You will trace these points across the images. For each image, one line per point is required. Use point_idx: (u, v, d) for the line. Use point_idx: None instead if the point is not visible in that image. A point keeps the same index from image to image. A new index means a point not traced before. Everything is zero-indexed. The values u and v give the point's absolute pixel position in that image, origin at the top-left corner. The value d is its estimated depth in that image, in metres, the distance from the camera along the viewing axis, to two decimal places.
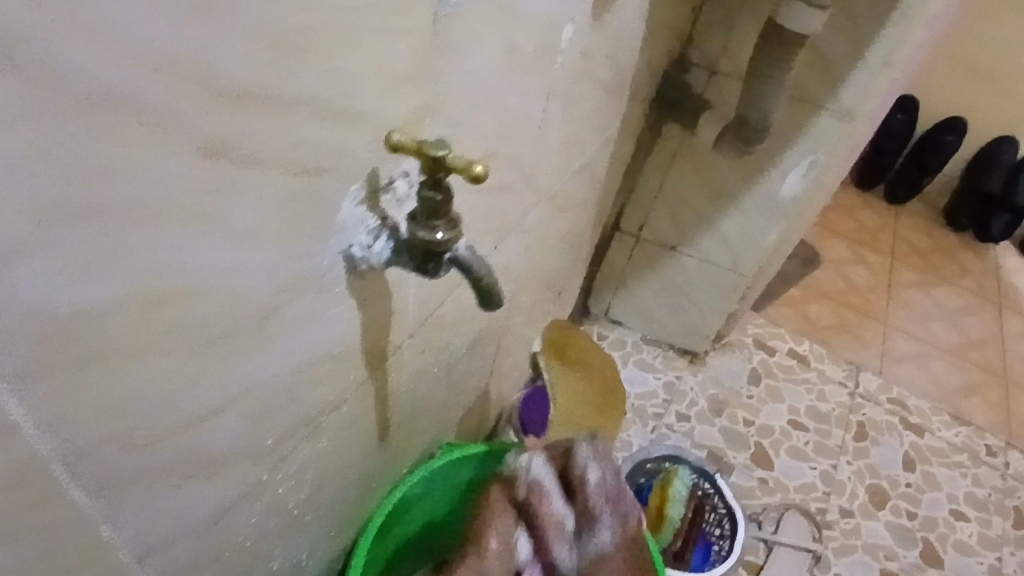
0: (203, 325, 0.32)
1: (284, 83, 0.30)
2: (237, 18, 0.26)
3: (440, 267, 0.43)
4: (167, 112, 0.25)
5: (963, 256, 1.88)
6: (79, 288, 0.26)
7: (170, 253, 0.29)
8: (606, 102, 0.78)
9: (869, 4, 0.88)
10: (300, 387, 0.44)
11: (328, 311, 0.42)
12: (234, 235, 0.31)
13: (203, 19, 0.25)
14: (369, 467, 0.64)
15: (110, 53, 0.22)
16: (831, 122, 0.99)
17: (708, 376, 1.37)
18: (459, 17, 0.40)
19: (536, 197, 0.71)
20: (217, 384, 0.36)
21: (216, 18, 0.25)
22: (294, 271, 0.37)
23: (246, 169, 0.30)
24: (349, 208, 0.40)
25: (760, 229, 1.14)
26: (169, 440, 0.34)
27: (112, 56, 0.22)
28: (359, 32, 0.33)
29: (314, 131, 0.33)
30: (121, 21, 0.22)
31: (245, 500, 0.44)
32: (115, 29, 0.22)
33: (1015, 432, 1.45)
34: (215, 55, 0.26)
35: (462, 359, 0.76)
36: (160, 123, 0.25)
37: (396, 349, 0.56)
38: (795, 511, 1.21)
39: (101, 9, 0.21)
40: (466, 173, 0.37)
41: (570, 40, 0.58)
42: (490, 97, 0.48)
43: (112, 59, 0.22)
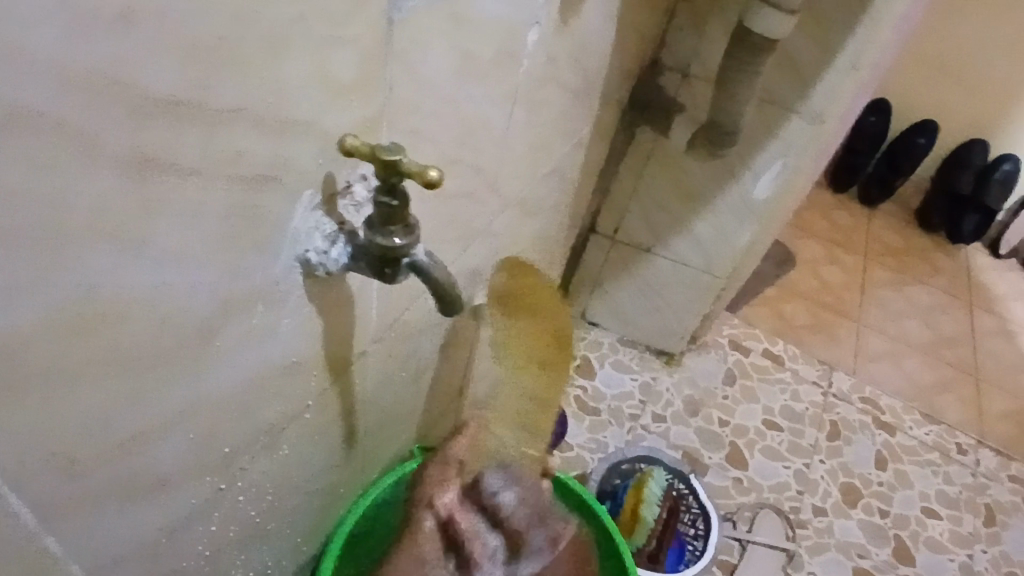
0: (142, 340, 0.32)
1: (219, 95, 0.30)
2: (164, 33, 0.26)
3: (401, 273, 0.39)
4: (90, 127, 0.25)
5: (936, 256, 1.91)
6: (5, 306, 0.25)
7: (101, 269, 0.28)
8: (573, 107, 0.78)
9: (836, 7, 0.88)
10: (254, 398, 0.43)
11: (284, 321, 0.42)
12: (173, 251, 0.31)
13: (124, 35, 0.24)
14: (335, 474, 0.65)
15: (20, 73, 0.22)
16: (800, 125, 1.00)
17: (684, 377, 1.38)
18: (412, 23, 0.40)
19: (502, 203, 0.71)
20: (160, 396, 0.35)
21: (138, 34, 0.25)
22: (241, 285, 0.37)
23: (182, 182, 0.30)
24: (303, 214, 0.39)
25: (733, 231, 1.15)
26: (110, 454, 0.34)
27: (27, 74, 0.22)
28: (301, 43, 0.32)
29: (254, 142, 0.33)
30: (30, 40, 0.22)
31: (201, 512, 0.44)
32: (24, 48, 0.22)
33: (986, 430, 1.47)
34: (140, 69, 0.26)
35: (430, 364, 0.76)
36: (84, 138, 0.25)
37: (360, 357, 0.56)
38: (768, 511, 1.22)
39: (13, 29, 0.21)
40: (419, 177, 0.33)
41: (535, 44, 0.58)
42: (446, 104, 0.48)
43: (23, 78, 0.22)
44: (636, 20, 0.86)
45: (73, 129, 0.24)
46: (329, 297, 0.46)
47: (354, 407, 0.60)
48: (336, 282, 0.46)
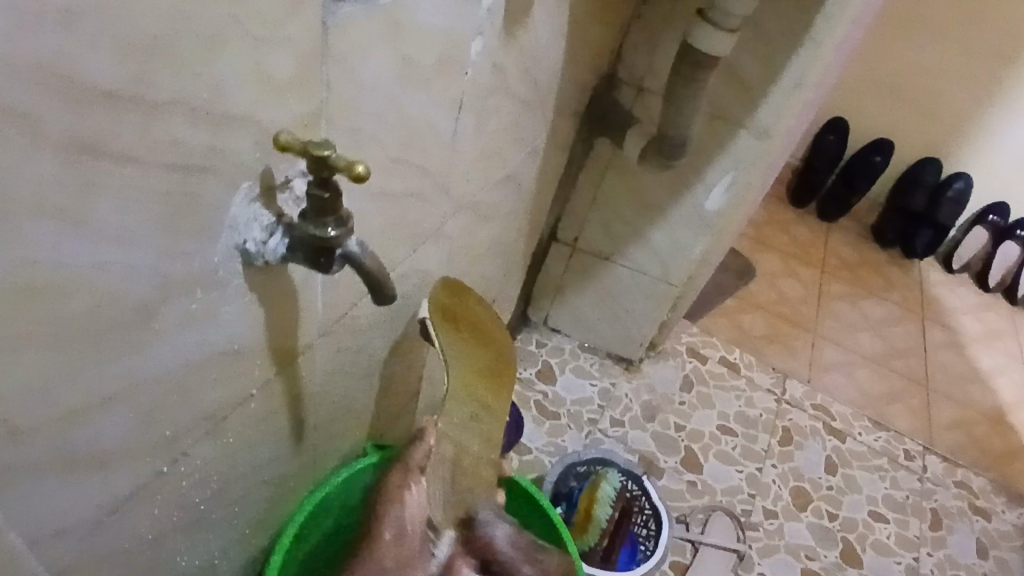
0: (81, 316, 0.34)
1: (157, 87, 0.32)
2: (104, 27, 0.28)
3: (335, 263, 0.41)
4: (33, 112, 0.27)
5: (889, 271, 1.98)
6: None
7: (41, 245, 0.30)
8: (526, 118, 0.82)
9: (779, 29, 0.93)
10: (195, 381, 0.45)
11: (224, 308, 0.44)
12: (112, 232, 0.33)
13: (63, 26, 0.27)
14: (284, 467, 0.66)
15: None
16: (749, 140, 1.04)
17: (642, 383, 1.42)
18: (348, 29, 0.42)
19: (454, 207, 0.74)
20: (99, 372, 0.37)
21: (75, 25, 0.27)
22: (180, 268, 0.39)
23: (121, 167, 0.32)
24: (240, 205, 0.41)
25: (687, 242, 1.19)
26: (51, 425, 0.36)
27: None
28: (235, 42, 0.35)
29: (190, 131, 0.35)
30: None
31: (143, 493, 0.46)
32: None
33: (933, 437, 1.52)
34: (81, 59, 0.28)
35: (383, 363, 0.78)
36: (27, 121, 0.27)
37: (306, 349, 0.58)
38: (721, 513, 1.25)
39: None
40: (348, 171, 0.36)
41: (480, 55, 0.61)
42: (388, 107, 0.51)
43: None
44: (590, 37, 0.90)
45: (18, 113, 0.27)
46: (270, 287, 0.48)
47: (302, 399, 0.62)
48: (278, 272, 0.48)
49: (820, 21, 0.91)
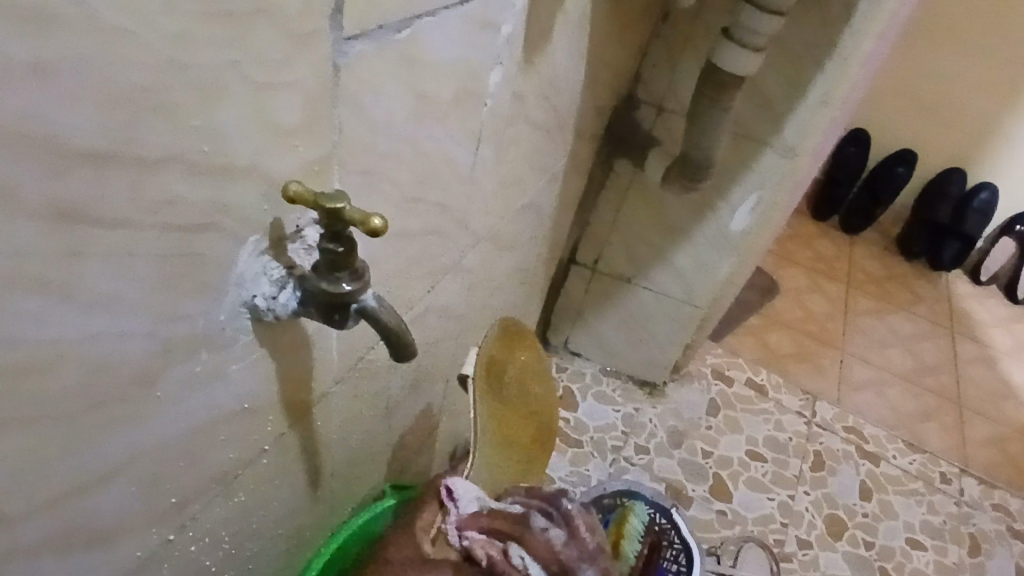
0: (73, 392, 0.32)
1: (150, 142, 0.29)
2: (85, 83, 0.26)
3: (350, 319, 0.38)
4: (8, 182, 0.24)
5: (917, 284, 1.92)
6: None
7: (24, 320, 0.28)
8: (545, 144, 0.79)
9: (803, 44, 0.90)
10: (202, 444, 0.43)
11: (232, 366, 0.42)
12: (106, 299, 0.31)
13: (42, 84, 0.24)
14: (301, 516, 0.63)
15: None
16: (774, 158, 1.01)
17: (667, 408, 1.37)
18: (360, 68, 0.40)
19: (474, 238, 0.71)
20: (95, 447, 0.34)
21: (53, 83, 0.24)
22: (183, 331, 0.36)
23: (113, 232, 0.30)
24: (248, 260, 0.39)
25: (711, 262, 1.15)
26: (44, 507, 0.33)
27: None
28: (235, 90, 0.32)
29: (190, 188, 0.32)
30: None
31: (149, 563, 0.43)
32: None
33: (971, 458, 1.46)
34: (59, 118, 0.25)
35: (402, 401, 0.75)
36: (0, 193, 0.24)
37: (321, 398, 0.55)
38: (753, 544, 1.17)
39: None
40: (362, 225, 0.33)
41: (499, 84, 0.58)
42: (403, 145, 0.48)
43: None
44: (609, 59, 0.87)
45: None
46: (282, 339, 0.45)
47: (318, 448, 0.59)
48: (290, 323, 0.45)
49: (846, 35, 0.87)
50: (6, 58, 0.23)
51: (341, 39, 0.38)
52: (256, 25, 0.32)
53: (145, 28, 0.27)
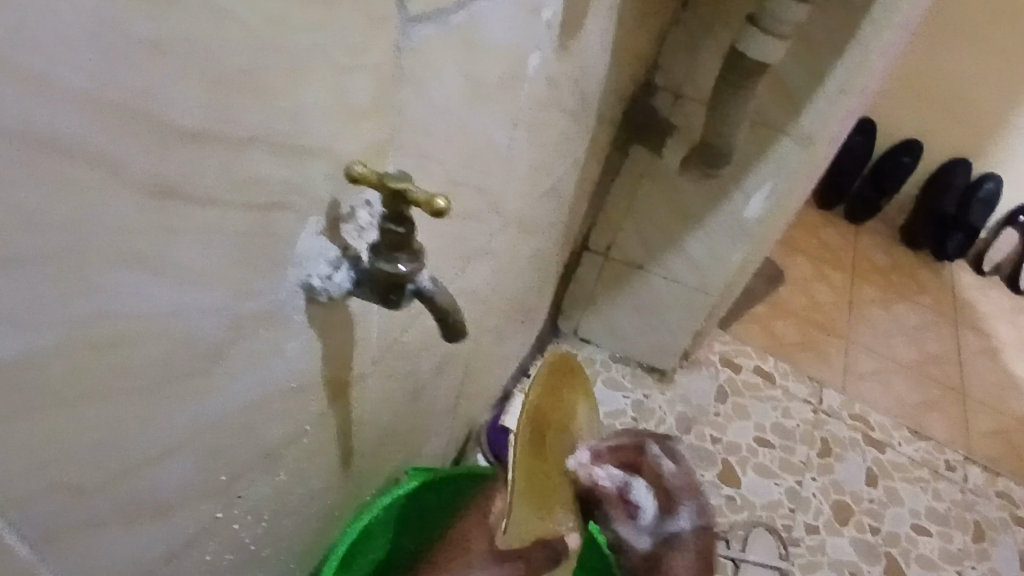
0: (154, 366, 0.32)
1: (241, 120, 0.29)
2: (192, 60, 0.26)
3: (405, 299, 0.39)
4: (111, 155, 0.24)
5: (922, 274, 1.93)
6: (16, 336, 0.25)
7: (115, 296, 0.28)
8: (570, 130, 0.79)
9: (828, 33, 0.90)
10: (256, 422, 0.43)
11: (287, 344, 0.42)
12: (186, 274, 0.31)
13: (156, 60, 0.24)
14: (331, 496, 0.64)
15: (54, 100, 0.21)
16: (792, 146, 1.01)
17: (676, 395, 1.38)
18: (421, 51, 0.40)
19: (501, 223, 0.71)
20: (167, 421, 0.35)
21: (166, 61, 0.24)
22: (246, 310, 0.37)
23: (201, 206, 0.30)
24: (308, 239, 0.39)
25: (725, 250, 1.16)
26: (117, 483, 0.34)
27: (51, 105, 0.21)
28: (318, 71, 0.33)
29: (267, 165, 0.33)
30: (60, 70, 0.21)
31: (200, 539, 0.44)
32: (57, 80, 0.21)
33: (974, 446, 1.48)
34: (167, 98, 0.25)
35: (427, 384, 0.76)
36: (106, 167, 0.25)
37: (359, 379, 0.55)
38: (762, 529, 1.22)
39: (48, 60, 0.21)
40: (427, 206, 0.33)
41: (535, 69, 0.58)
42: (448, 129, 0.48)
43: (58, 103, 0.22)
44: (633, 45, 0.87)
45: (98, 158, 0.24)
46: (330, 320, 0.46)
47: (352, 429, 0.59)
48: (337, 304, 0.46)
49: (869, 25, 0.87)
50: (129, 33, 0.23)
51: (406, 21, 0.38)
52: (342, 8, 0.32)
53: (250, 9, 0.27)
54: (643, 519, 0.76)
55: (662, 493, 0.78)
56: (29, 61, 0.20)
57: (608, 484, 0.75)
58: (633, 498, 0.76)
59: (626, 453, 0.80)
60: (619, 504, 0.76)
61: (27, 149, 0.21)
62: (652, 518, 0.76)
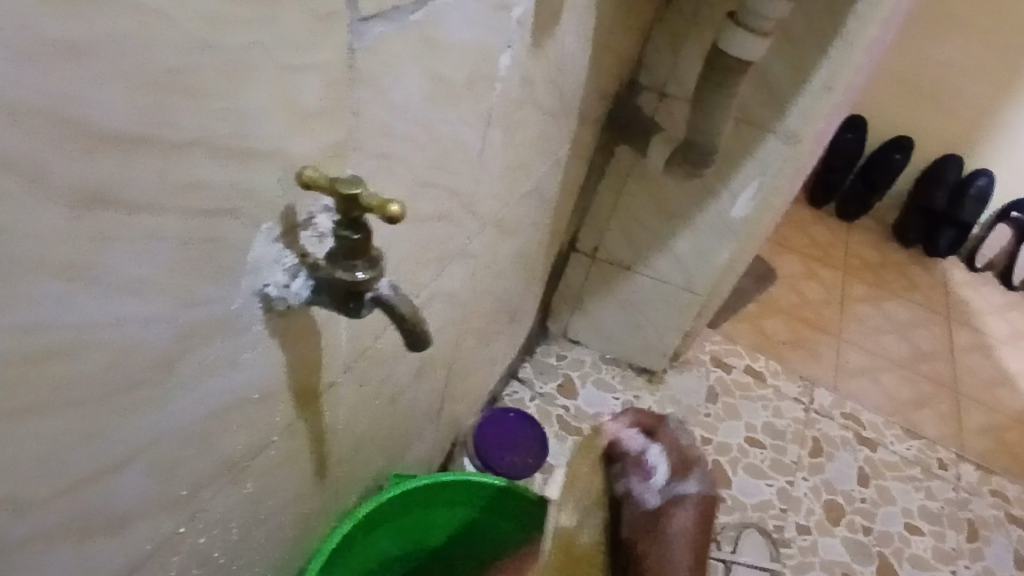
0: (94, 378, 0.31)
1: (179, 125, 0.29)
2: (116, 65, 0.25)
3: (364, 308, 0.38)
4: (32, 163, 0.24)
5: (913, 271, 1.92)
6: None
7: (43, 307, 0.27)
8: (550, 129, 0.78)
9: (810, 30, 0.89)
10: (215, 432, 0.42)
11: (244, 354, 0.41)
12: (121, 284, 0.30)
13: (71, 64, 0.24)
14: (306, 506, 0.63)
15: None
16: (777, 144, 1.00)
17: (666, 395, 1.37)
18: (377, 50, 0.39)
19: (479, 225, 0.70)
20: (113, 435, 0.34)
21: (82, 65, 0.24)
22: (196, 320, 0.36)
23: (136, 215, 0.29)
24: (262, 247, 0.38)
25: (712, 249, 1.15)
26: (61, 497, 0.33)
27: None
28: (260, 73, 0.32)
29: (211, 171, 0.32)
30: None
31: (160, 553, 0.43)
32: None
33: (966, 443, 1.47)
34: (89, 103, 0.25)
35: (406, 389, 0.75)
36: (28, 175, 0.24)
37: (329, 386, 0.54)
38: (752, 530, 1.21)
39: None
40: (381, 211, 0.32)
41: (508, 68, 0.57)
42: (414, 131, 0.47)
43: None
44: (613, 44, 0.86)
45: (17, 166, 0.23)
46: (292, 327, 0.45)
47: (325, 437, 0.58)
48: (300, 312, 0.45)
49: (851, 21, 0.86)
50: (38, 36, 0.22)
51: (359, 20, 0.37)
52: (283, 6, 0.31)
53: (179, 10, 0.26)
54: (655, 480, 0.74)
55: (679, 461, 0.76)
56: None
57: (625, 443, 0.77)
58: (647, 460, 0.76)
59: (647, 418, 0.79)
60: (635, 466, 0.76)
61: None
62: (665, 481, 0.74)
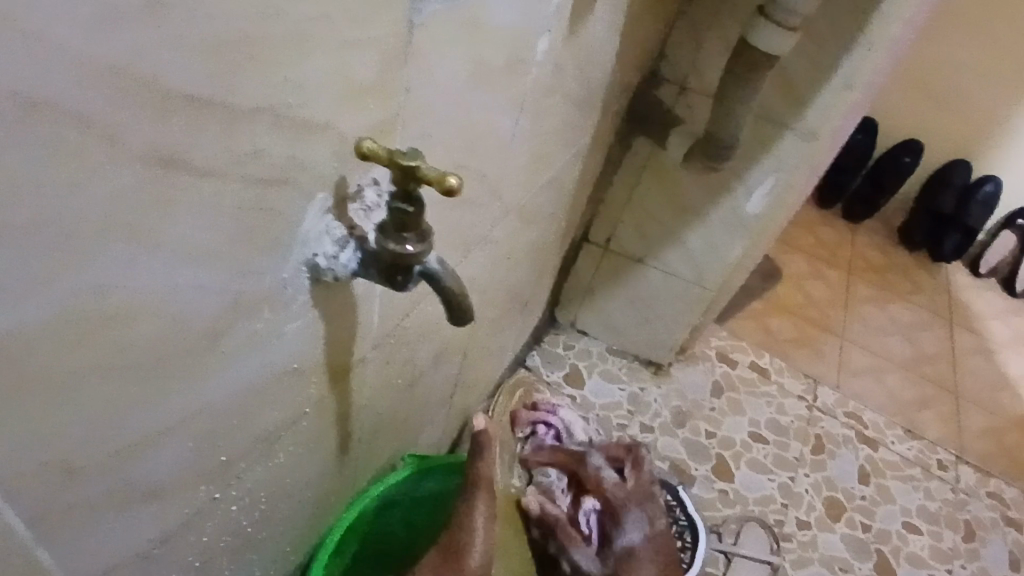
0: (148, 343, 0.32)
1: (246, 94, 0.30)
2: (193, 30, 0.26)
3: (412, 281, 0.38)
4: (104, 121, 0.25)
5: (917, 274, 1.93)
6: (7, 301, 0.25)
7: (107, 267, 0.28)
8: (575, 118, 0.78)
9: (833, 27, 0.89)
10: (256, 403, 0.43)
11: (287, 326, 0.42)
12: (180, 250, 0.31)
13: (152, 29, 0.24)
14: (328, 482, 0.64)
15: (41, 57, 0.22)
16: (795, 141, 1.00)
17: (672, 388, 1.38)
18: (430, 27, 0.40)
19: (504, 209, 0.71)
20: (163, 397, 0.35)
21: (162, 30, 0.25)
22: (244, 291, 0.37)
23: (195, 181, 0.30)
24: (314, 216, 0.39)
25: (725, 245, 1.15)
26: (111, 457, 0.34)
27: (43, 65, 0.22)
28: (325, 43, 0.32)
29: (272, 140, 0.33)
30: (51, 35, 0.22)
31: (196, 520, 0.44)
32: (44, 42, 0.21)
33: (966, 446, 1.48)
34: (166, 67, 0.26)
35: (425, 370, 0.75)
36: (100, 132, 0.25)
37: (359, 362, 0.55)
38: (753, 524, 1.22)
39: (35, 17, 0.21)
40: (437, 184, 0.33)
41: (543, 53, 0.57)
42: (454, 112, 0.48)
43: (44, 62, 0.22)
44: (639, 33, 0.86)
45: (92, 123, 0.24)
46: (332, 301, 0.46)
47: (350, 414, 0.59)
48: (340, 286, 0.46)
49: (874, 20, 0.87)
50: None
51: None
52: None
53: None
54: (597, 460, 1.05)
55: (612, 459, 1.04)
56: (18, 22, 0.20)
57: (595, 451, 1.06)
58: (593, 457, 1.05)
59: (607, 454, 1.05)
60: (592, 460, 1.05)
61: (16, 110, 0.22)
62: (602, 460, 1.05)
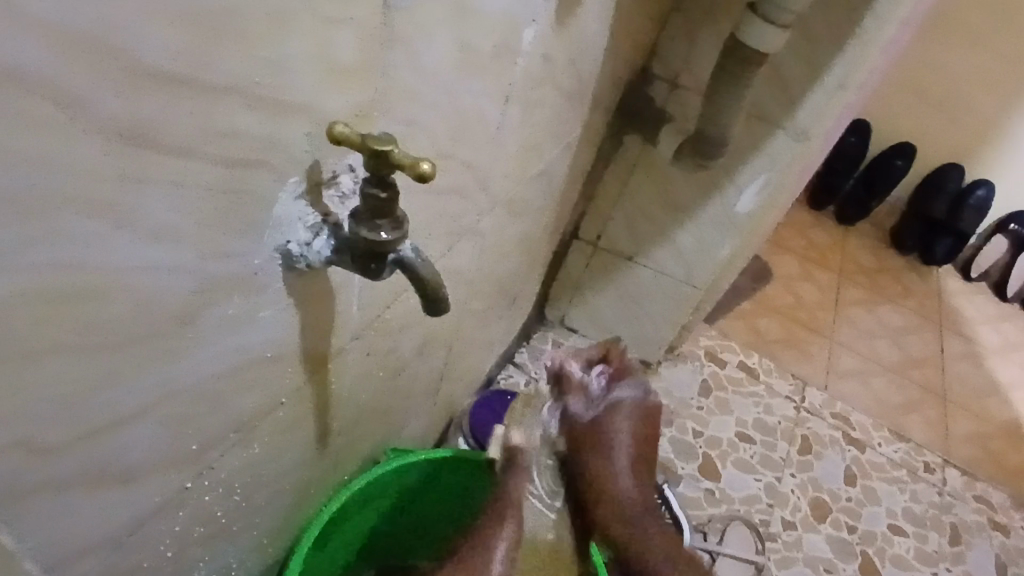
0: (116, 324, 0.31)
1: (221, 71, 0.29)
2: (168, 4, 0.25)
3: (386, 269, 0.38)
4: (72, 93, 0.24)
5: (907, 277, 1.94)
6: None
7: (72, 245, 0.27)
8: (565, 111, 0.78)
9: (827, 26, 0.89)
10: (230, 390, 0.43)
11: (261, 312, 0.41)
12: (149, 230, 0.30)
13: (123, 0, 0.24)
14: (307, 473, 0.63)
15: (11, 26, 0.21)
16: (786, 141, 1.00)
17: (660, 387, 1.38)
18: (415, 11, 0.39)
19: (491, 202, 0.70)
20: (132, 381, 0.34)
21: (135, 2, 0.24)
22: (216, 275, 0.36)
23: (166, 159, 0.29)
24: (287, 203, 0.38)
25: (715, 244, 1.15)
26: (77, 441, 0.33)
27: (12, 33, 0.21)
28: (303, 22, 0.32)
29: (246, 120, 0.32)
30: (20, 4, 0.21)
31: (167, 509, 0.44)
32: (13, 11, 0.21)
33: (952, 449, 1.49)
34: (139, 39, 0.25)
35: (409, 363, 0.75)
36: (68, 104, 0.24)
37: (339, 353, 0.54)
38: (738, 523, 1.22)
39: None
40: (410, 169, 0.32)
41: (531, 43, 0.57)
42: (439, 100, 0.47)
43: (14, 30, 0.21)
44: (631, 28, 0.86)
45: (60, 95, 0.24)
46: (309, 290, 0.45)
47: (329, 406, 0.58)
48: (317, 275, 0.45)
49: (868, 20, 0.86)
50: None
51: None
52: None
53: None
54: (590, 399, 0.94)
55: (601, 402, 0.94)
56: None
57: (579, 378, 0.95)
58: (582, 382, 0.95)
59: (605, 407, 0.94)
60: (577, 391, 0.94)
61: None
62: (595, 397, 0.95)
